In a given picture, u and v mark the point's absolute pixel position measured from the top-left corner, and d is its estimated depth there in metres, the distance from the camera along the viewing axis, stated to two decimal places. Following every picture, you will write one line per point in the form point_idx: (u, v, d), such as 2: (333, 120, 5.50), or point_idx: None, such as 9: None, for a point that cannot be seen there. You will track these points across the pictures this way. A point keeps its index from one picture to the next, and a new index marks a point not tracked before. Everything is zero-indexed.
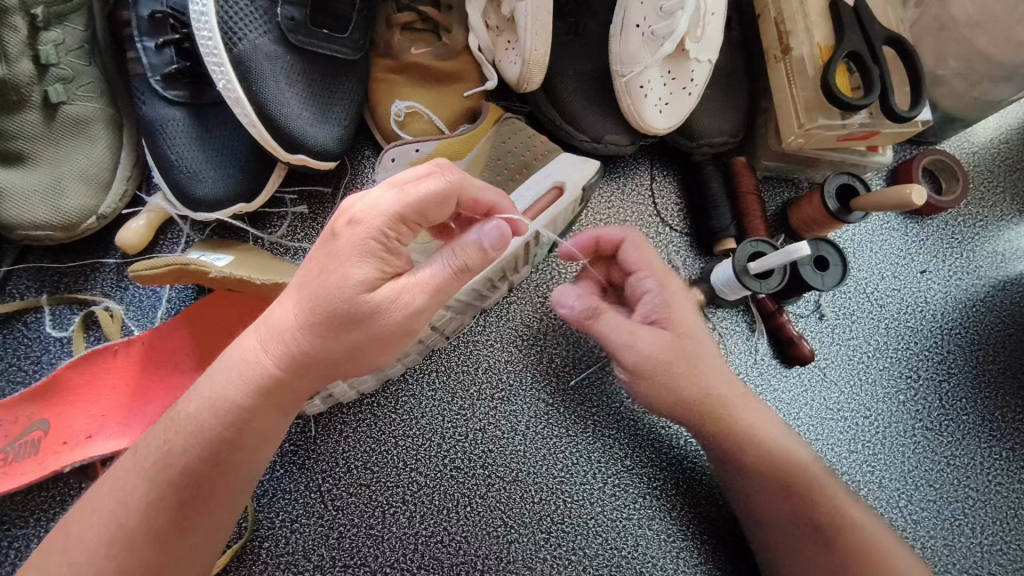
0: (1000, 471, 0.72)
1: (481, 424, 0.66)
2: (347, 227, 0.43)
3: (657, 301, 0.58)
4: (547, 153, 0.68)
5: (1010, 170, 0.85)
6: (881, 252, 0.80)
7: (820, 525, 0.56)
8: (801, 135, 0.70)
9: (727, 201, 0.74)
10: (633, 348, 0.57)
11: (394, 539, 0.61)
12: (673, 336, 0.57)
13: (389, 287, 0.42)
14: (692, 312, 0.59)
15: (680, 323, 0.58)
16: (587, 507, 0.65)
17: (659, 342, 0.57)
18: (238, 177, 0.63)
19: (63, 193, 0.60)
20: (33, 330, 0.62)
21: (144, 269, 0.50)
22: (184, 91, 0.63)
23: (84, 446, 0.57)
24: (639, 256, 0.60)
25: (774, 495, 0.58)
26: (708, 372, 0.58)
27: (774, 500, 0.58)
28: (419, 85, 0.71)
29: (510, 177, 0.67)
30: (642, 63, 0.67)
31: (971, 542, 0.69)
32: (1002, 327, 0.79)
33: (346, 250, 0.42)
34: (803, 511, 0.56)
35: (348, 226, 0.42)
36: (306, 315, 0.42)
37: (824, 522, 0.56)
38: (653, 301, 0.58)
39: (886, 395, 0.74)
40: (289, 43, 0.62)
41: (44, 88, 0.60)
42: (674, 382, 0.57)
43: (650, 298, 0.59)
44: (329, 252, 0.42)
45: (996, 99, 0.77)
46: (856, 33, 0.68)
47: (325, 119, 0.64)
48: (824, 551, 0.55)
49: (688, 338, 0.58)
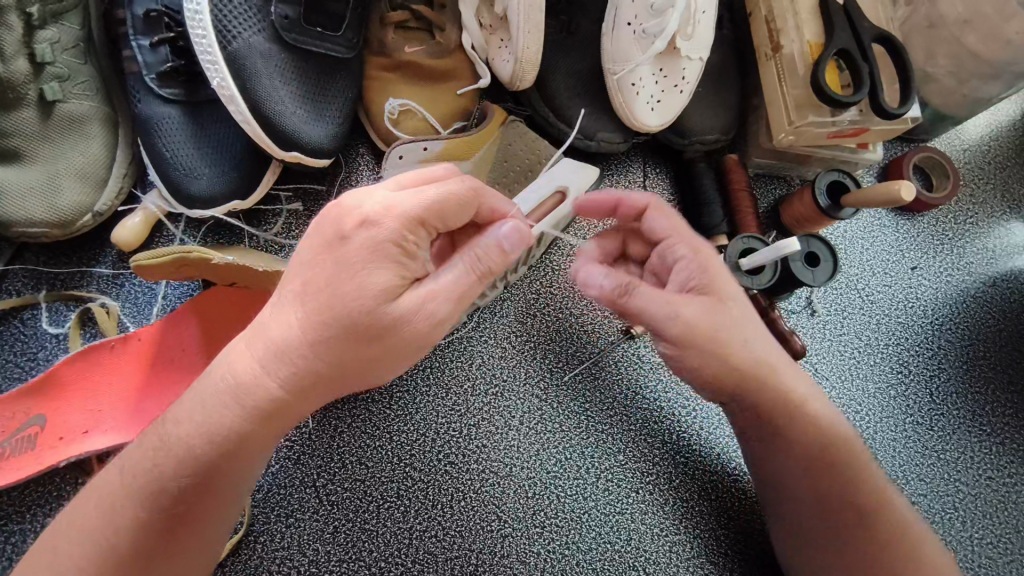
0: (990, 465, 0.73)
1: (475, 419, 0.66)
2: (359, 229, 0.43)
3: (696, 264, 0.55)
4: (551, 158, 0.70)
5: (1000, 168, 0.86)
6: (872, 249, 0.81)
7: (863, 515, 0.56)
8: (792, 132, 0.71)
9: (719, 198, 0.74)
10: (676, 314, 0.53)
11: (387, 533, 0.61)
12: (717, 302, 0.55)
13: (410, 298, 0.43)
14: (728, 276, 0.56)
15: (717, 288, 0.55)
16: (580, 501, 0.65)
17: (705, 308, 0.54)
18: (233, 174, 0.64)
19: (59, 190, 0.61)
20: (30, 327, 0.62)
21: (145, 259, 0.50)
22: (179, 89, 0.63)
23: (80, 442, 0.57)
24: (665, 221, 0.58)
25: (812, 480, 0.58)
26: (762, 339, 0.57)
27: (813, 485, 0.58)
28: (413, 83, 0.71)
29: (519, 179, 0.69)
30: (633, 61, 0.67)
31: (962, 536, 0.70)
32: (992, 322, 0.79)
33: (362, 255, 0.42)
34: (832, 491, 0.57)
35: (363, 228, 0.43)
36: (308, 316, 0.43)
37: (866, 509, 0.56)
38: (694, 265, 0.55)
39: (878, 390, 0.75)
40: (283, 41, 0.62)
41: (40, 87, 0.61)
42: (734, 343, 0.55)
43: (687, 261, 0.56)
44: (345, 256, 0.42)
45: (984, 97, 0.78)
46: (845, 31, 0.68)
47: (319, 117, 0.65)
48: (849, 532, 0.56)
49: (737, 305, 0.55)
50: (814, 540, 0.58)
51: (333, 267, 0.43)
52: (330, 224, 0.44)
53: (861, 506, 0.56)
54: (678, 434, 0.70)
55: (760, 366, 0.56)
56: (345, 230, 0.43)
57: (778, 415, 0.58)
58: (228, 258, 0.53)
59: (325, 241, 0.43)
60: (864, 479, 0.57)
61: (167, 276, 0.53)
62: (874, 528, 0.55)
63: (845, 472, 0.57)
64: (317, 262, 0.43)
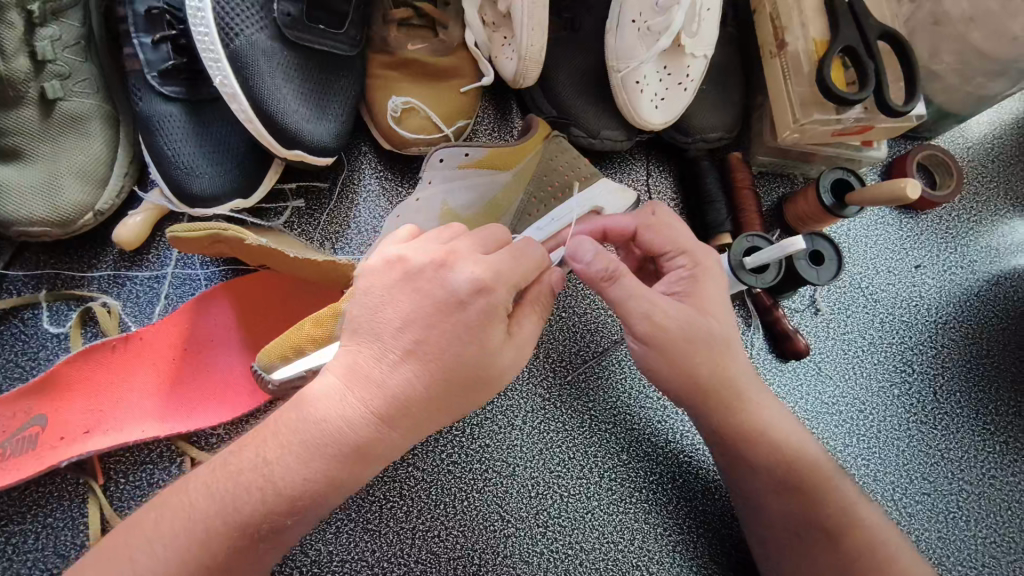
0: (994, 464, 0.73)
1: (479, 419, 0.66)
2: (473, 296, 0.46)
3: (689, 275, 0.57)
4: (590, 176, 0.69)
5: (1004, 165, 0.86)
6: (876, 247, 0.80)
7: (841, 536, 0.55)
8: (796, 130, 0.71)
9: (724, 197, 0.74)
10: (667, 318, 0.54)
11: (391, 534, 0.61)
12: (698, 311, 0.55)
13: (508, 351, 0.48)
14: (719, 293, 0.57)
15: (701, 299, 0.56)
16: (583, 501, 0.65)
17: (687, 315, 0.54)
18: (236, 172, 0.63)
19: (61, 189, 0.60)
20: (31, 326, 0.62)
21: (181, 232, 0.52)
22: (181, 87, 0.63)
23: (81, 442, 0.56)
24: (662, 238, 0.58)
25: (788, 500, 0.57)
26: (727, 359, 0.56)
27: (791, 506, 0.57)
28: (416, 81, 0.71)
29: (551, 195, 0.68)
30: (638, 58, 0.67)
31: (965, 535, 0.69)
32: (996, 321, 0.79)
33: (472, 321, 0.46)
34: (809, 503, 0.56)
35: (479, 296, 0.46)
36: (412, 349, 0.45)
37: (842, 529, 0.56)
38: (688, 275, 0.57)
39: (881, 389, 0.74)
40: (285, 39, 0.62)
41: (41, 85, 0.61)
42: (692, 361, 0.55)
43: (686, 270, 0.57)
44: (459, 319, 0.46)
45: (989, 94, 0.78)
46: (850, 28, 0.68)
47: (323, 115, 0.64)
48: (825, 543, 0.56)
49: (716, 320, 0.56)
50: (793, 559, 0.57)
51: (450, 330, 0.46)
52: (441, 285, 0.46)
53: (839, 526, 0.56)
54: (682, 434, 0.70)
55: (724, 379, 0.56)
56: (461, 293, 0.46)
57: (752, 432, 0.57)
58: (261, 240, 0.53)
59: (438, 299, 0.46)
60: (842, 499, 0.57)
61: (203, 247, 0.55)
62: (853, 549, 0.55)
63: (820, 496, 0.56)
64: (432, 322, 0.46)
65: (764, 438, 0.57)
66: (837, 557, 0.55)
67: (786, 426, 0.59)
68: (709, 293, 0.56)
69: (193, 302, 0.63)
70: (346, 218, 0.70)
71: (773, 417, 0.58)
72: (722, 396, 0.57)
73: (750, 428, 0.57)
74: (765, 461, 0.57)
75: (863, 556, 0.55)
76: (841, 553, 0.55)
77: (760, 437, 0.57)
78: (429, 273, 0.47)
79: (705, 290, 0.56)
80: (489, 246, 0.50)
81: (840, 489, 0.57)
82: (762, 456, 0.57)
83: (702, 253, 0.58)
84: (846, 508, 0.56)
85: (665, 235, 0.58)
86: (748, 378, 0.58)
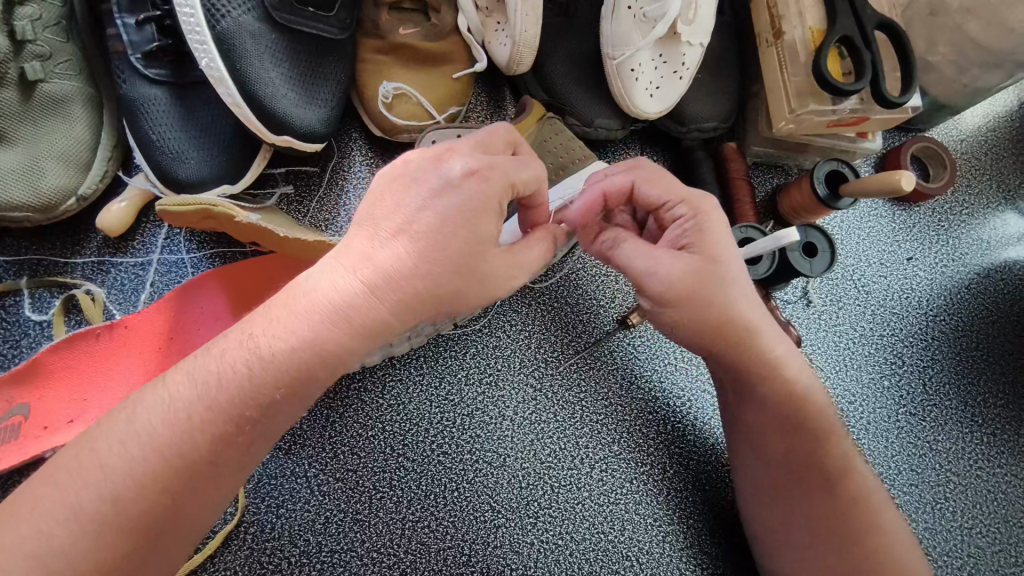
0: (981, 455, 0.74)
1: (469, 410, 0.66)
2: (468, 180, 0.44)
3: (691, 222, 0.53)
4: (583, 157, 0.68)
5: (996, 158, 0.86)
6: (869, 238, 0.80)
7: (838, 495, 0.55)
8: (792, 120, 0.70)
9: (717, 189, 0.74)
10: (662, 272, 0.52)
11: (380, 524, 0.60)
12: (706, 257, 0.53)
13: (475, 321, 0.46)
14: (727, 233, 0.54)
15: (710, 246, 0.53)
16: (574, 492, 0.65)
17: (687, 263, 0.52)
18: (223, 158, 0.62)
19: (42, 174, 0.59)
20: (12, 314, 0.61)
21: (172, 207, 0.52)
22: (166, 70, 0.62)
23: (64, 432, 0.56)
24: (661, 185, 0.55)
25: (782, 454, 0.57)
26: (748, 308, 0.54)
27: (785, 463, 0.57)
28: (407, 67, 0.70)
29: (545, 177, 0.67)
30: (634, 46, 0.66)
31: (952, 525, 0.70)
32: (986, 313, 0.80)
33: (460, 243, 0.43)
34: (804, 455, 0.56)
35: (473, 179, 0.44)
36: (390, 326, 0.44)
37: (847, 498, 0.55)
38: (690, 224, 0.53)
39: (872, 380, 0.75)
40: (274, 21, 0.60)
41: (21, 65, 0.59)
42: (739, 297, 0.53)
43: (686, 219, 0.54)
44: (447, 205, 0.43)
45: (984, 87, 0.78)
46: (848, 17, 0.67)
47: (312, 100, 0.63)
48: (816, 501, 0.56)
49: (727, 266, 0.53)
50: (784, 514, 0.57)
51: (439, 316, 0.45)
52: (436, 175, 0.45)
53: (813, 492, 0.56)
54: (673, 424, 0.70)
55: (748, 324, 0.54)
56: (454, 180, 0.44)
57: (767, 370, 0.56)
58: (252, 217, 0.53)
59: (430, 189, 0.44)
60: (841, 455, 0.57)
61: (196, 224, 0.55)
62: (843, 502, 0.55)
63: (807, 460, 0.56)
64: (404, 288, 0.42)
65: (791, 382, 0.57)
66: (819, 516, 0.55)
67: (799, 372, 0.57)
68: (715, 242, 0.53)
69: (179, 290, 0.61)
70: (335, 206, 0.69)
71: (792, 366, 0.57)
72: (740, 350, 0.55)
73: (762, 371, 0.56)
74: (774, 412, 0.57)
75: (851, 514, 0.55)
76: (832, 511, 0.55)
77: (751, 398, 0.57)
78: (425, 164, 0.46)
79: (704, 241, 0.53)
80: (490, 148, 0.49)
81: (825, 453, 0.56)
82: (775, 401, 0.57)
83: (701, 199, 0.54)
84: (840, 462, 0.56)
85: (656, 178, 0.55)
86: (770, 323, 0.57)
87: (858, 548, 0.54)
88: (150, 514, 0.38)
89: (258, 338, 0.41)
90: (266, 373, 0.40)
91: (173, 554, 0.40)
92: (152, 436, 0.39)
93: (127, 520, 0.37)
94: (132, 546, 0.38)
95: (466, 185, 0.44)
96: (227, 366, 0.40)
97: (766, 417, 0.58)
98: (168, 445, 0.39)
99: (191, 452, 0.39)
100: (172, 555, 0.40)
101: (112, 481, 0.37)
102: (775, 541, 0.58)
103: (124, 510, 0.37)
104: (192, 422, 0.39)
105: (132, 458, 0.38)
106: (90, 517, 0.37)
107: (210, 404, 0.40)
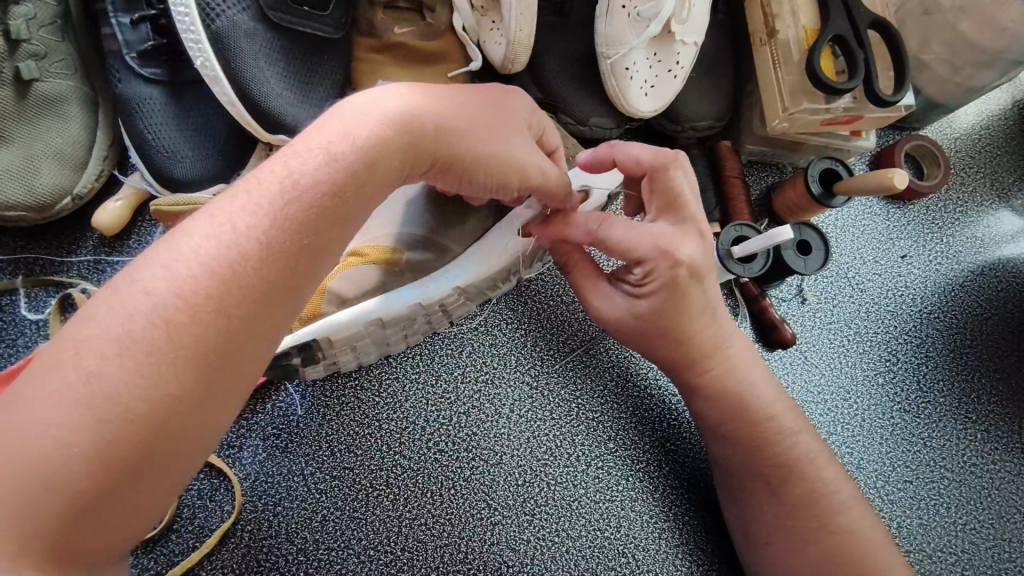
0: (975, 452, 0.74)
1: (465, 407, 0.66)
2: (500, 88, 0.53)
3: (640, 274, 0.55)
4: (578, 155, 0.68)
5: (990, 156, 0.86)
6: (863, 236, 0.81)
7: (797, 491, 0.57)
8: (786, 119, 0.70)
9: (712, 187, 0.74)
10: (601, 309, 0.58)
11: (376, 521, 0.60)
12: (649, 304, 0.55)
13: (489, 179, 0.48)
14: (697, 284, 0.55)
15: (666, 298, 0.54)
16: (570, 489, 0.65)
17: (620, 310, 0.57)
18: (218, 157, 0.62)
19: (37, 172, 0.59)
20: (8, 313, 0.61)
21: (165, 205, 0.54)
22: (161, 69, 0.62)
23: None
24: (623, 239, 0.53)
25: (746, 454, 0.59)
26: (704, 329, 0.57)
27: (747, 460, 0.59)
28: (402, 65, 0.70)
29: None
30: (628, 45, 0.66)
31: (945, 522, 0.70)
32: (979, 310, 0.80)
33: (499, 124, 0.49)
34: (762, 456, 0.58)
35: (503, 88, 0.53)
36: None
37: (807, 497, 0.57)
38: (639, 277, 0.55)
39: (866, 377, 0.75)
40: (268, 20, 0.60)
41: (15, 64, 0.59)
42: (688, 327, 0.56)
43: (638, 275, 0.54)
44: (480, 95, 0.50)
45: (977, 85, 0.79)
46: (841, 16, 0.67)
47: (308, 99, 0.63)
48: (778, 500, 0.57)
49: (673, 314, 0.55)
50: (758, 512, 0.58)
51: None
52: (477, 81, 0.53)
53: (789, 485, 0.57)
54: (668, 421, 0.70)
55: (704, 343, 0.58)
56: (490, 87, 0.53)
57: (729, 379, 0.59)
58: None
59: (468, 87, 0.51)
60: (806, 456, 0.58)
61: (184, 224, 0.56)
62: (801, 502, 0.57)
63: (785, 453, 0.58)
64: None
65: (748, 390, 0.59)
66: (789, 511, 0.57)
67: (759, 380, 0.61)
68: (662, 302, 0.55)
69: None
70: None
71: (746, 372, 0.60)
72: (694, 360, 0.58)
73: (723, 380, 0.59)
74: (722, 408, 0.59)
75: (813, 514, 0.56)
76: (799, 509, 0.57)
77: (731, 393, 0.59)
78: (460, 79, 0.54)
79: (647, 299, 0.55)
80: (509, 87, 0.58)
81: (798, 448, 0.59)
82: (729, 411, 0.59)
83: (660, 262, 0.53)
84: (802, 460, 0.58)
85: (620, 234, 0.53)
86: (727, 337, 0.59)
87: (827, 540, 0.55)
88: (161, 410, 0.32)
89: (307, 159, 0.39)
90: (284, 243, 0.37)
91: (170, 483, 0.33)
92: (154, 319, 0.33)
93: (133, 421, 0.31)
94: (136, 454, 0.31)
95: (500, 90, 0.53)
96: (266, 195, 0.37)
97: (717, 423, 0.60)
98: (181, 321, 0.33)
99: (207, 335, 0.34)
100: (162, 488, 0.33)
101: (113, 381, 0.31)
102: (755, 536, 0.59)
103: (132, 405, 0.31)
104: (203, 294, 0.34)
105: (128, 340, 0.32)
106: (86, 415, 0.30)
107: (226, 274, 0.35)
